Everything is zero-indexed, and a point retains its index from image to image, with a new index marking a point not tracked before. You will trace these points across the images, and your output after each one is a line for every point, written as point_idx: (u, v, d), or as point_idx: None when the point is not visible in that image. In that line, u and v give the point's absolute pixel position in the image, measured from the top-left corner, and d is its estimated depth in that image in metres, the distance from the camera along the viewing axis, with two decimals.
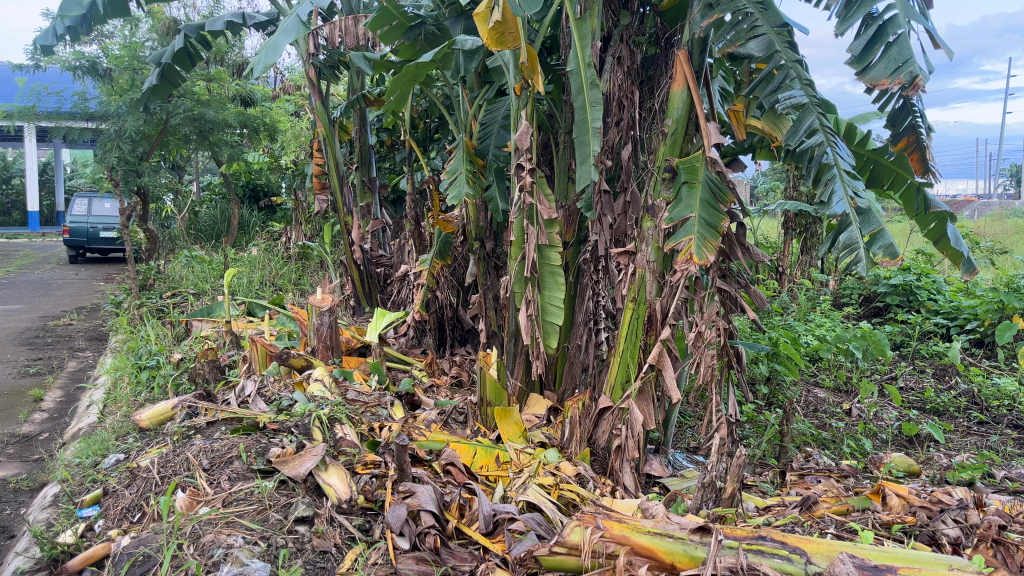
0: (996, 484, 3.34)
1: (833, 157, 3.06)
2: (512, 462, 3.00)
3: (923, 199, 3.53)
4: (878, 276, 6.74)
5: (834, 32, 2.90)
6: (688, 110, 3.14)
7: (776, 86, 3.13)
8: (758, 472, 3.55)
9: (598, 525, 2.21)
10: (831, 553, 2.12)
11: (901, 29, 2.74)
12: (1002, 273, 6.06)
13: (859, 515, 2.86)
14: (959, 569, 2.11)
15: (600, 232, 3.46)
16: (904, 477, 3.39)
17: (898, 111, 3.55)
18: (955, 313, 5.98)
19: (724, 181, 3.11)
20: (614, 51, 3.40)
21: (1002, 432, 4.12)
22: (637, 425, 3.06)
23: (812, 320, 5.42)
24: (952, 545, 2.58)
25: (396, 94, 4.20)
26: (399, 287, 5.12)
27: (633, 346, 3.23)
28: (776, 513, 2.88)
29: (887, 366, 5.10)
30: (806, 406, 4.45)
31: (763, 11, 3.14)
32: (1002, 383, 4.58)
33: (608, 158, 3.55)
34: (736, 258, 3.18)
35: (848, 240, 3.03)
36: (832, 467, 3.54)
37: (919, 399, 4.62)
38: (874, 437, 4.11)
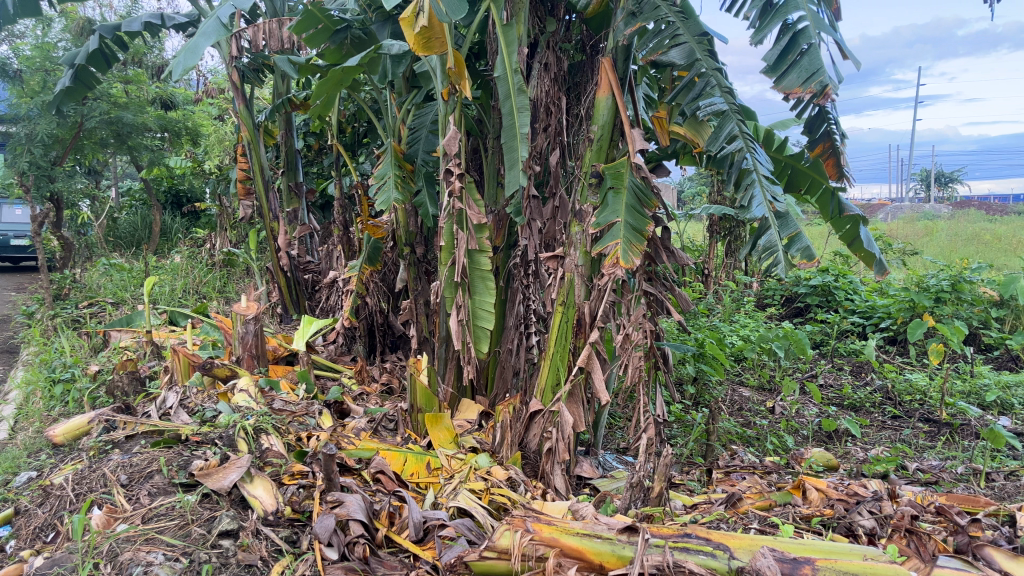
0: (909, 476, 3.48)
1: (753, 162, 3.15)
2: (444, 468, 2.99)
3: (838, 203, 3.69)
4: (798, 278, 6.96)
5: (750, 42, 2.99)
6: (613, 117, 3.23)
7: (697, 93, 3.21)
8: (685, 471, 3.63)
9: (528, 529, 2.22)
10: (753, 548, 2.18)
11: (813, 40, 2.83)
12: (913, 273, 6.36)
13: (780, 510, 2.96)
14: (872, 559, 2.18)
15: (529, 236, 3.47)
16: (824, 472, 3.52)
17: (814, 119, 3.51)
18: (870, 312, 6.23)
19: (649, 186, 3.18)
20: (540, 57, 3.44)
21: (914, 425, 4.31)
22: (568, 427, 3.09)
23: (737, 321, 5.58)
24: (867, 536, 2.70)
25: (321, 98, 4.15)
26: (327, 294, 5.04)
27: (563, 350, 3.28)
28: (702, 510, 2.96)
29: (808, 364, 5.28)
30: (731, 405, 4.55)
31: (684, 20, 3.20)
32: (914, 378, 4.80)
33: (537, 163, 3.58)
34: (663, 261, 3.24)
35: (767, 243, 3.12)
36: (756, 464, 3.64)
37: (837, 396, 4.81)
38: (796, 433, 4.24)
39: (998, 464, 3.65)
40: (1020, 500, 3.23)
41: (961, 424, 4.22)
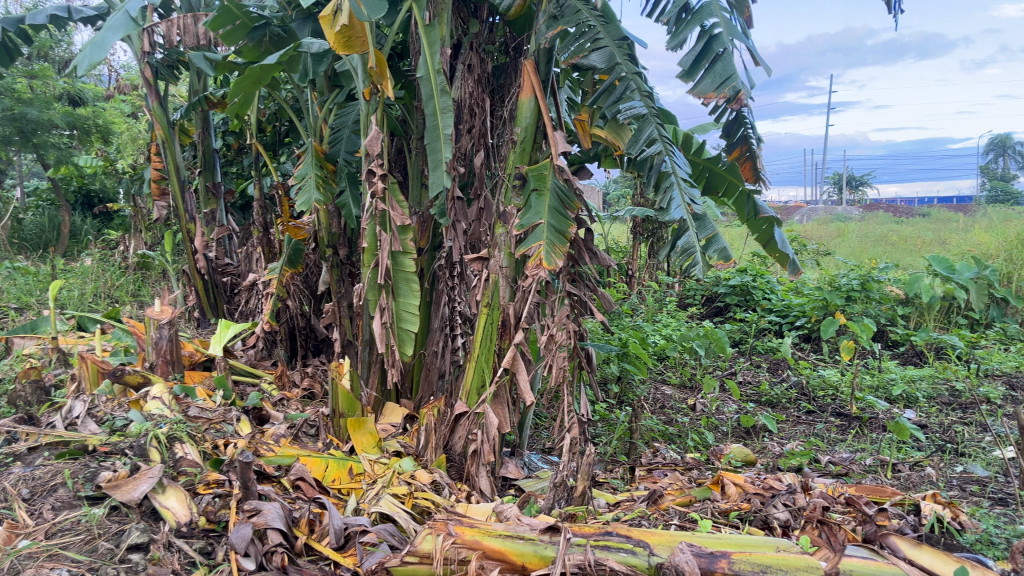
0: (822, 468, 3.61)
1: (671, 165, 3.22)
2: (367, 473, 2.95)
3: (753, 206, 3.79)
4: (717, 278, 7.14)
5: (666, 47, 3.05)
6: (536, 119, 3.26)
7: (618, 96, 3.25)
8: (609, 469, 3.67)
9: (450, 532, 2.22)
10: (671, 544, 2.22)
11: (725, 46, 2.91)
12: (825, 273, 6.61)
13: (700, 505, 3.03)
14: (784, 550, 2.25)
15: (454, 238, 3.46)
16: (742, 467, 3.61)
17: (731, 123, 3.59)
18: (786, 311, 6.45)
19: (572, 189, 3.23)
20: (464, 58, 3.44)
21: (826, 420, 4.46)
22: (493, 428, 3.10)
23: (660, 321, 5.69)
24: (782, 528, 2.78)
25: (238, 97, 4.04)
26: (246, 297, 4.93)
27: (488, 351, 3.29)
28: (625, 508, 3.00)
29: (727, 362, 5.43)
30: (653, 402, 4.62)
31: (604, 24, 3.28)
32: (826, 374, 4.99)
33: (462, 164, 3.56)
34: (586, 262, 3.30)
35: (685, 245, 3.19)
36: (677, 460, 3.72)
37: (755, 392, 4.95)
38: (715, 430, 4.34)
39: (903, 455, 3.83)
40: (925, 489, 3.39)
41: (870, 417, 4.39)
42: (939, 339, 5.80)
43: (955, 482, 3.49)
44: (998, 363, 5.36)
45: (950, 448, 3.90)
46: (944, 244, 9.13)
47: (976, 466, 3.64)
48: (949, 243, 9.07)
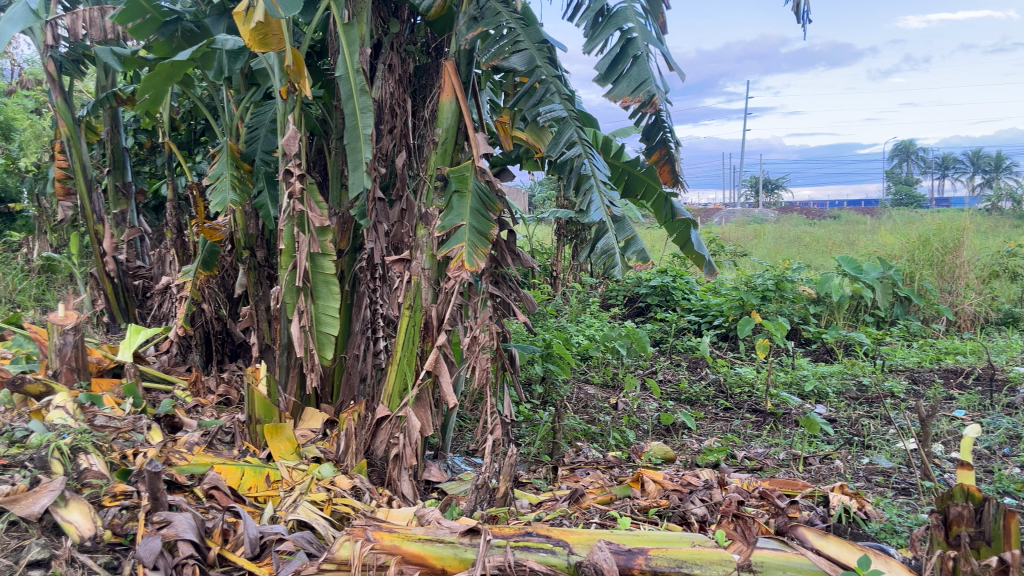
0: (737, 463, 3.72)
1: (590, 168, 3.25)
2: (284, 480, 2.89)
3: (670, 208, 3.88)
4: (639, 279, 7.27)
5: (582, 51, 3.08)
6: (457, 120, 3.26)
7: (537, 100, 3.26)
8: (532, 469, 3.68)
9: (368, 538, 2.19)
10: (590, 542, 2.25)
11: (640, 51, 2.98)
12: (742, 274, 6.82)
13: (620, 503, 3.07)
14: (699, 544, 2.32)
15: (375, 240, 3.41)
16: (662, 464, 3.68)
17: (650, 128, 3.68)
18: (705, 310, 6.61)
19: (493, 190, 3.24)
20: (384, 58, 3.40)
21: (742, 416, 4.59)
22: (416, 431, 3.07)
23: (583, 321, 5.74)
24: (699, 523, 2.85)
25: (149, 93, 3.90)
26: (159, 302, 4.76)
27: (410, 354, 3.27)
28: (547, 508, 3.01)
29: (648, 361, 5.53)
30: (577, 402, 4.66)
31: (524, 27, 3.29)
32: (742, 371, 5.14)
33: (383, 165, 3.52)
34: (508, 264, 3.32)
35: (605, 247, 3.22)
36: (599, 459, 3.76)
37: (675, 390, 5.06)
38: (637, 427, 4.41)
39: (814, 449, 3.98)
40: (833, 481, 3.52)
41: (783, 413, 4.55)
42: (848, 337, 6.05)
43: (861, 473, 3.65)
44: (900, 359, 5.63)
45: (857, 441, 4.06)
46: (852, 245, 9.52)
47: (880, 457, 3.81)
48: (857, 244, 9.46)
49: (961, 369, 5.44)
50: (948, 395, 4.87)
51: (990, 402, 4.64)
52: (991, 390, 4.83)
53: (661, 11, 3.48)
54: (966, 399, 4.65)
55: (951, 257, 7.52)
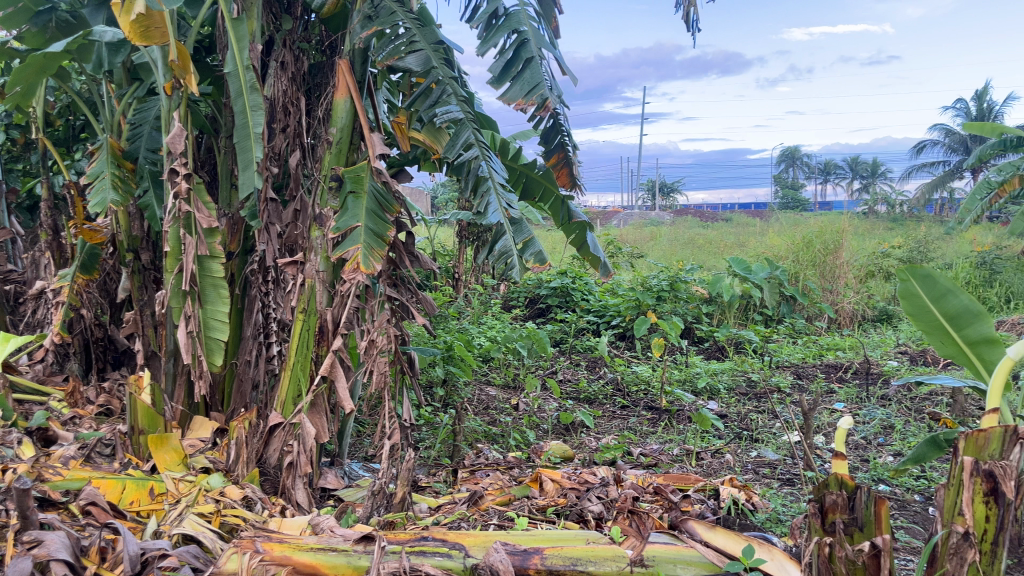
0: (633, 460, 3.80)
1: (487, 170, 3.26)
2: (170, 493, 2.77)
3: (567, 211, 3.92)
4: (540, 280, 7.34)
5: (476, 52, 3.09)
6: (352, 120, 3.21)
7: (433, 101, 3.26)
8: (431, 472, 3.64)
9: (257, 550, 2.14)
10: (486, 544, 2.25)
11: (532, 55, 3.01)
12: (638, 275, 7.00)
13: (518, 503, 3.08)
14: (593, 541, 2.36)
15: (268, 241, 3.32)
16: (561, 463, 3.72)
17: (549, 131, 3.73)
18: (603, 311, 6.74)
19: (390, 191, 3.20)
20: (277, 55, 3.31)
21: (639, 414, 4.70)
22: (309, 438, 3.01)
23: (484, 323, 5.74)
24: (596, 520, 2.90)
25: (19, 87, 3.67)
26: (34, 308, 4.49)
27: (304, 358, 3.19)
28: (446, 511, 3.00)
29: (548, 362, 5.59)
30: (478, 404, 4.65)
31: (420, 27, 3.26)
32: (639, 371, 5.27)
33: (275, 165, 3.41)
34: (406, 266, 3.30)
35: (502, 248, 3.25)
36: (499, 460, 3.76)
37: (574, 390, 5.12)
38: (537, 427, 4.44)
39: (706, 444, 4.11)
40: (723, 474, 3.65)
41: (677, 410, 4.68)
42: (738, 335, 6.28)
43: (749, 466, 3.80)
44: (786, 355, 5.91)
45: (746, 435, 4.23)
46: (743, 247, 9.89)
47: (767, 450, 3.99)
48: (746, 246, 9.83)
49: (840, 364, 5.74)
50: (828, 388, 5.13)
51: (866, 394, 4.92)
52: (866, 383, 5.12)
53: (554, 15, 3.52)
54: (845, 392, 4.91)
55: (832, 258, 7.94)
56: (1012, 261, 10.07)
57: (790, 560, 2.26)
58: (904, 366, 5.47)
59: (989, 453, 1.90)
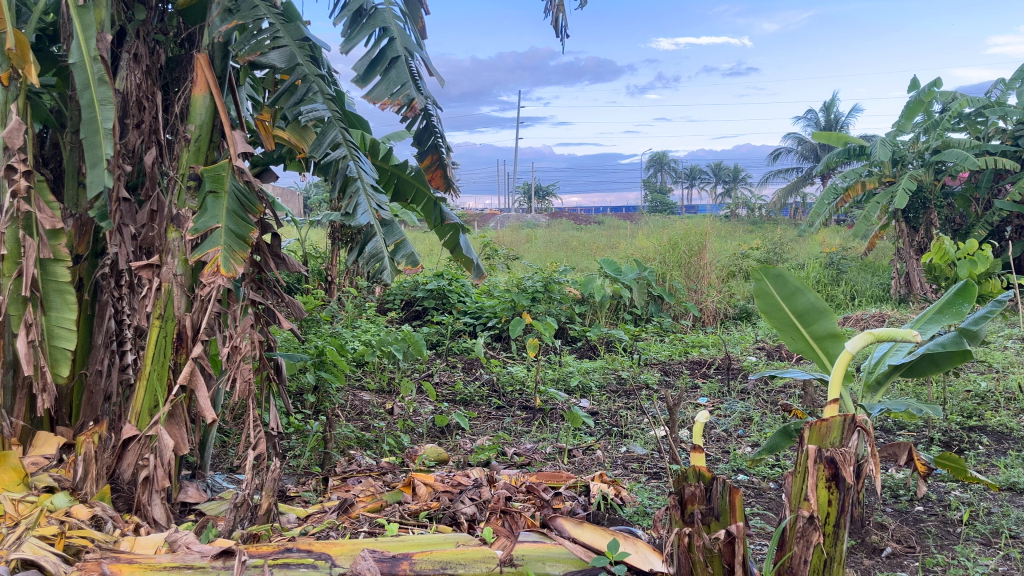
0: (507, 460, 3.83)
1: (356, 170, 3.19)
2: (7, 516, 2.56)
3: (440, 213, 3.89)
4: (416, 283, 7.29)
5: (340, 49, 3.02)
6: (211, 117, 3.08)
7: (299, 98, 3.14)
8: (301, 481, 3.52)
9: (103, 572, 2.11)
10: (354, 552, 2.21)
11: (398, 54, 2.99)
12: (513, 277, 7.09)
13: (390, 509, 3.03)
14: (462, 544, 2.37)
15: (120, 244, 3.10)
16: (435, 466, 3.70)
17: (422, 132, 3.71)
18: (479, 312, 6.77)
19: (252, 192, 3.08)
20: (128, 46, 3.10)
21: (513, 414, 4.75)
22: (168, 451, 2.84)
23: (359, 326, 5.63)
24: (469, 522, 2.90)
25: None
26: None
27: (162, 368, 2.99)
28: (315, 520, 2.91)
29: (424, 364, 5.56)
30: (350, 409, 4.54)
31: (284, 24, 3.19)
32: (514, 371, 5.33)
33: (129, 162, 3.22)
34: (271, 269, 3.20)
35: (372, 250, 3.19)
36: (372, 466, 3.69)
37: (450, 391, 5.10)
38: (412, 431, 4.39)
39: (578, 441, 4.20)
40: (593, 470, 3.74)
41: (550, 408, 4.76)
42: (609, 334, 6.47)
43: (619, 462, 3.91)
44: (654, 353, 6.14)
45: (616, 431, 4.36)
46: (614, 248, 10.17)
47: (636, 445, 4.12)
48: (618, 248, 10.12)
49: (704, 360, 6.01)
50: (693, 383, 5.36)
51: (727, 389, 5.17)
52: (727, 378, 5.39)
53: (421, 15, 3.50)
54: (708, 387, 5.14)
55: (696, 259, 8.30)
56: (856, 261, 10.89)
57: (653, 551, 2.35)
58: (761, 361, 5.80)
59: (831, 441, 2.03)
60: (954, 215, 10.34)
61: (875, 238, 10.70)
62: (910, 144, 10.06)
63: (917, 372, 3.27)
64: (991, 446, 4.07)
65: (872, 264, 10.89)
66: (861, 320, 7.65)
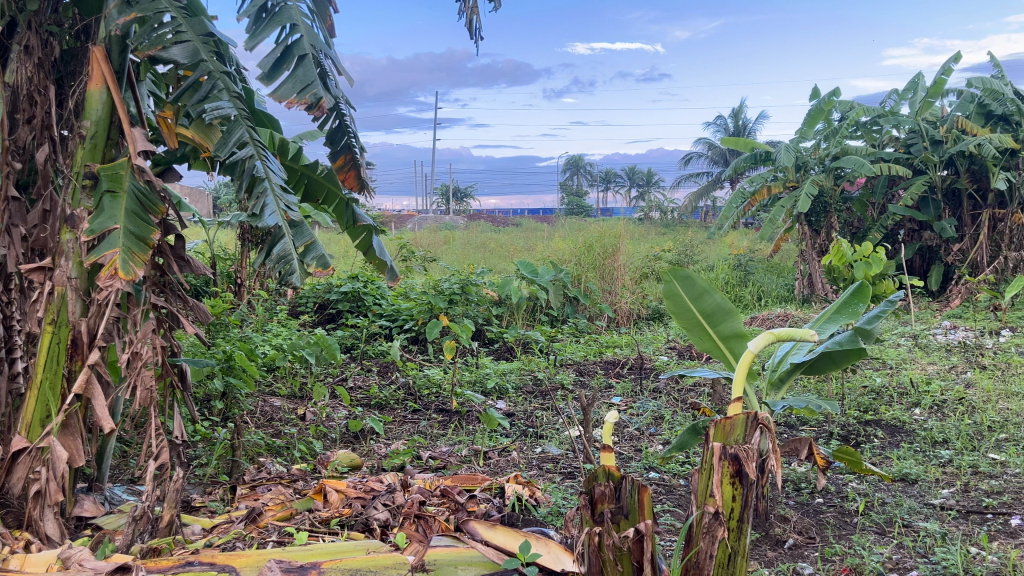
0: (422, 464, 3.80)
1: (263, 170, 3.12)
2: None
3: (351, 214, 3.82)
4: (330, 285, 7.17)
5: (244, 46, 2.92)
6: (109, 113, 2.94)
7: (203, 95, 3.03)
8: (207, 491, 3.39)
9: None
10: (259, 564, 2.18)
11: (305, 53, 2.94)
12: (430, 279, 7.06)
13: (300, 517, 2.96)
14: (373, 551, 2.34)
15: (8, 245, 2.96)
16: (347, 472, 3.63)
17: (335, 131, 3.69)
18: (395, 315, 6.69)
19: (154, 191, 2.96)
20: (18, 37, 2.94)
21: (429, 417, 4.71)
22: (61, 462, 2.70)
23: (269, 330, 5.48)
24: (382, 528, 2.86)
25: None
26: None
27: (55, 375, 2.83)
28: (221, 531, 2.81)
29: (338, 369, 5.46)
30: (260, 415, 4.42)
31: (187, 18, 3.08)
32: (430, 374, 5.28)
33: (19, 159, 3.03)
34: (175, 272, 3.08)
35: (281, 252, 3.11)
36: (282, 473, 3.60)
37: (364, 396, 5.02)
38: (324, 437, 4.30)
39: (493, 443, 4.20)
40: (509, 472, 3.75)
41: (466, 411, 4.75)
42: (525, 335, 6.51)
43: (534, 462, 3.93)
44: (569, 354, 6.22)
45: (532, 432, 4.39)
46: (530, 251, 10.24)
47: (551, 446, 4.15)
48: (534, 250, 10.18)
49: (618, 360, 6.10)
50: (607, 383, 5.45)
51: (640, 388, 5.27)
52: (640, 378, 5.49)
53: (329, 14, 3.45)
54: (621, 387, 5.23)
55: (610, 261, 8.44)
56: (763, 263, 11.28)
57: (564, 551, 2.38)
58: (672, 361, 5.93)
59: (734, 438, 2.09)
60: (853, 219, 10.85)
61: (780, 240, 11.10)
62: (812, 150, 10.49)
63: (817, 369, 3.41)
64: (886, 438, 4.27)
65: (777, 265, 11.31)
66: (767, 320, 7.94)
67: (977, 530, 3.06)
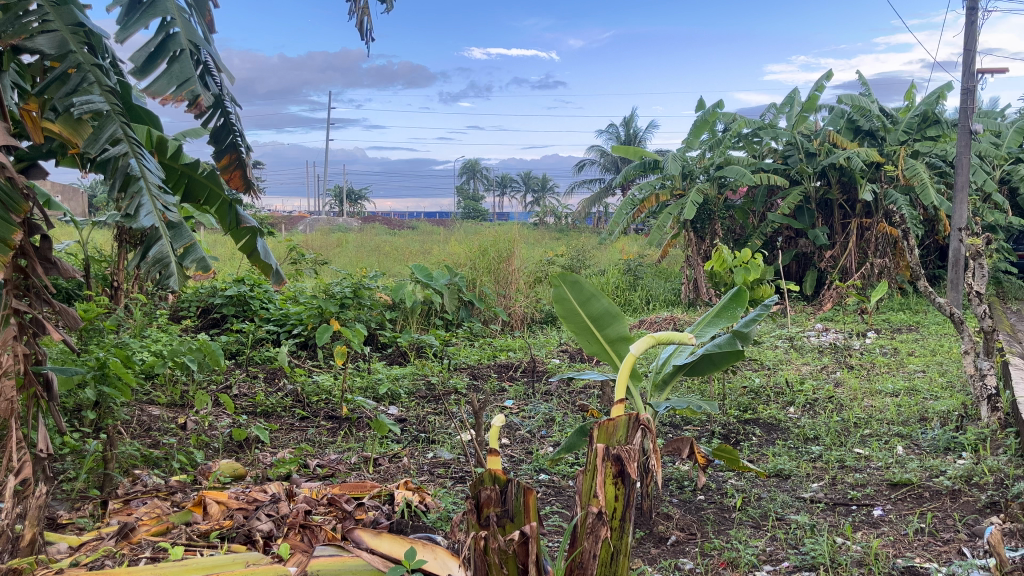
0: (309, 472, 3.70)
1: (138, 168, 2.96)
2: None
3: (235, 215, 3.67)
4: (214, 289, 6.90)
5: (114, 38, 2.78)
6: None
7: (72, 89, 2.85)
8: (75, 507, 3.20)
9: None
10: None
11: (180, 48, 2.82)
12: (320, 284, 6.90)
13: (177, 532, 2.84)
14: (253, 564, 2.29)
15: None
16: (230, 481, 3.53)
17: (220, 129, 3.60)
18: (283, 319, 6.50)
19: (15, 189, 2.75)
20: None
21: (318, 424, 4.61)
22: None
23: (148, 336, 5.23)
24: (264, 539, 2.77)
25: None
26: None
27: None
28: (88, 549, 2.65)
29: (222, 376, 5.26)
30: (136, 425, 4.21)
31: (55, 7, 2.92)
32: (320, 380, 5.17)
33: None
34: (39, 275, 2.86)
35: (157, 254, 2.95)
36: (159, 485, 3.43)
37: (249, 403, 4.86)
38: (206, 447, 4.13)
39: (383, 449, 4.15)
40: (399, 478, 3.71)
41: (357, 417, 4.67)
42: (419, 340, 6.47)
43: (425, 468, 3.91)
44: (463, 358, 6.22)
45: (423, 437, 4.36)
46: (425, 255, 10.19)
47: (442, 451, 4.14)
48: (429, 254, 10.14)
49: (511, 364, 6.15)
50: (500, 387, 5.48)
51: (532, 391, 5.32)
52: (531, 380, 5.54)
53: (208, 8, 3.32)
54: (514, 390, 5.27)
55: (505, 265, 8.49)
56: (652, 268, 11.62)
57: (451, 557, 2.37)
58: (563, 364, 6.03)
59: (617, 439, 2.13)
60: (736, 226, 11.34)
61: (669, 245, 11.46)
62: (698, 159, 10.89)
63: (699, 371, 3.53)
64: (763, 436, 4.48)
65: (665, 270, 11.68)
66: (655, 322, 8.17)
67: (843, 521, 3.24)
